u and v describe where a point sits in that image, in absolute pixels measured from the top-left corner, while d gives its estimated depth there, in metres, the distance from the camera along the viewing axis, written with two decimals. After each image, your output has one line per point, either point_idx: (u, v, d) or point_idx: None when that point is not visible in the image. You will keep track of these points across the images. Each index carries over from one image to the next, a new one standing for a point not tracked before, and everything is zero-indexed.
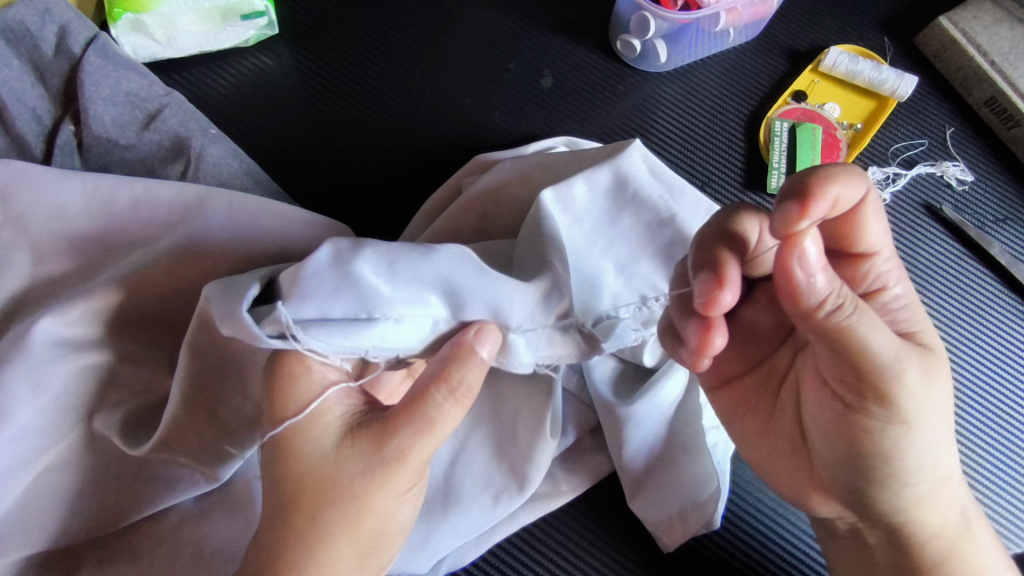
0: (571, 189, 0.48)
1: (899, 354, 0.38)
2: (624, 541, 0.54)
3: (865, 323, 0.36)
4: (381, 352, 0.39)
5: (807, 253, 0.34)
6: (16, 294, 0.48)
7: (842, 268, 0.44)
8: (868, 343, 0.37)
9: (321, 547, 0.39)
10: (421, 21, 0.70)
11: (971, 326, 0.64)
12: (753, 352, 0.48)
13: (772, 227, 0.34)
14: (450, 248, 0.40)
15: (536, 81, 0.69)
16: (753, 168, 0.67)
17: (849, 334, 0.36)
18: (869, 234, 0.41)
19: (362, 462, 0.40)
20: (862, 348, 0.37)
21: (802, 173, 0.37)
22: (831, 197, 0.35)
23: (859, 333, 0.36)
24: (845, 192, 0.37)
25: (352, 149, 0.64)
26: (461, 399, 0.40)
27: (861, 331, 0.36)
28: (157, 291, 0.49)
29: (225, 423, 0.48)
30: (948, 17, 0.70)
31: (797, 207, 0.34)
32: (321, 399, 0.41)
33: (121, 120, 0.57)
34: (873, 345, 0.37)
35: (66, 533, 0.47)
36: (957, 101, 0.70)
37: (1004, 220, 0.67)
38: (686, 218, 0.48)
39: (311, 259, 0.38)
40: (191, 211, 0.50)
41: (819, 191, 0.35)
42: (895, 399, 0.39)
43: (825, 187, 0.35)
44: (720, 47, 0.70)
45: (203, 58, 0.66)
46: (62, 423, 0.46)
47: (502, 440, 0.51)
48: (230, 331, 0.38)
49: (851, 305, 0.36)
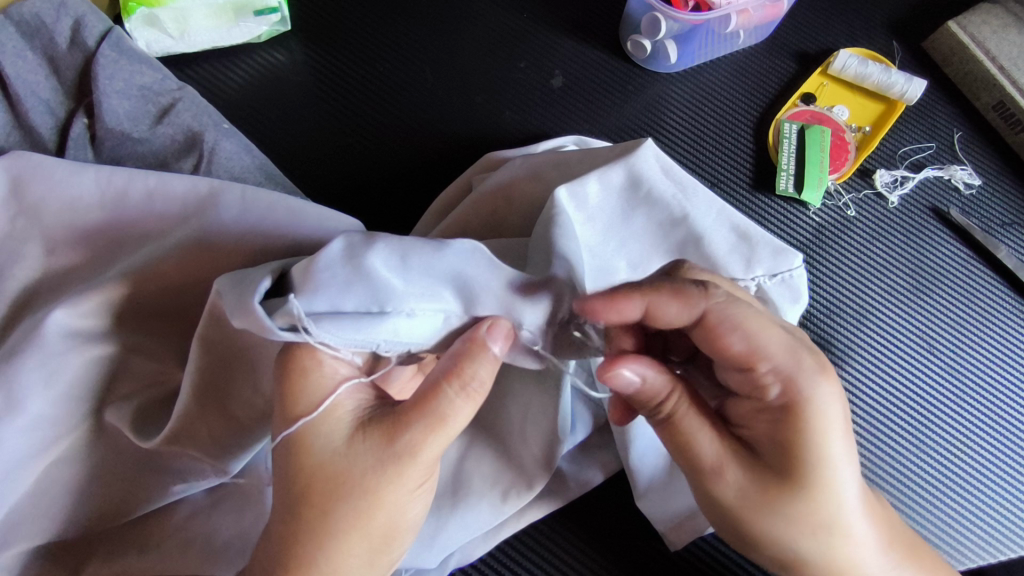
0: (584, 186, 0.47)
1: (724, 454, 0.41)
2: (628, 538, 0.55)
3: (687, 428, 0.41)
4: (392, 346, 0.39)
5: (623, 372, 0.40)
6: (28, 285, 0.49)
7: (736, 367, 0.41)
8: (693, 446, 0.41)
9: (331, 541, 0.40)
10: (432, 19, 0.70)
11: (977, 330, 0.64)
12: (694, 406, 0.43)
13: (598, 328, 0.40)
14: (463, 242, 0.40)
15: (547, 80, 0.69)
16: (761, 169, 0.67)
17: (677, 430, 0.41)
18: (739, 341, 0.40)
19: (374, 456, 0.40)
20: (686, 448, 0.41)
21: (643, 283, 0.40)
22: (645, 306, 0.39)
23: (683, 434, 0.41)
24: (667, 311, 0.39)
25: (362, 146, 0.65)
26: (473, 394, 0.41)
27: (686, 434, 0.41)
28: (168, 283, 0.49)
29: (236, 416, 0.48)
30: (957, 21, 0.70)
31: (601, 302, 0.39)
32: (334, 397, 0.41)
33: (135, 114, 0.58)
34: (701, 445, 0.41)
35: (77, 523, 0.47)
36: (965, 106, 0.71)
37: (1010, 224, 0.68)
38: (698, 218, 0.48)
39: (324, 251, 0.38)
40: (205, 204, 0.50)
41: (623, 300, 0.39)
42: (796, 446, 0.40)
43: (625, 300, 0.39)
44: (730, 48, 0.71)
45: (216, 54, 0.66)
46: (75, 413, 0.47)
47: (512, 436, 0.51)
48: (242, 324, 0.38)
49: (677, 412, 0.41)
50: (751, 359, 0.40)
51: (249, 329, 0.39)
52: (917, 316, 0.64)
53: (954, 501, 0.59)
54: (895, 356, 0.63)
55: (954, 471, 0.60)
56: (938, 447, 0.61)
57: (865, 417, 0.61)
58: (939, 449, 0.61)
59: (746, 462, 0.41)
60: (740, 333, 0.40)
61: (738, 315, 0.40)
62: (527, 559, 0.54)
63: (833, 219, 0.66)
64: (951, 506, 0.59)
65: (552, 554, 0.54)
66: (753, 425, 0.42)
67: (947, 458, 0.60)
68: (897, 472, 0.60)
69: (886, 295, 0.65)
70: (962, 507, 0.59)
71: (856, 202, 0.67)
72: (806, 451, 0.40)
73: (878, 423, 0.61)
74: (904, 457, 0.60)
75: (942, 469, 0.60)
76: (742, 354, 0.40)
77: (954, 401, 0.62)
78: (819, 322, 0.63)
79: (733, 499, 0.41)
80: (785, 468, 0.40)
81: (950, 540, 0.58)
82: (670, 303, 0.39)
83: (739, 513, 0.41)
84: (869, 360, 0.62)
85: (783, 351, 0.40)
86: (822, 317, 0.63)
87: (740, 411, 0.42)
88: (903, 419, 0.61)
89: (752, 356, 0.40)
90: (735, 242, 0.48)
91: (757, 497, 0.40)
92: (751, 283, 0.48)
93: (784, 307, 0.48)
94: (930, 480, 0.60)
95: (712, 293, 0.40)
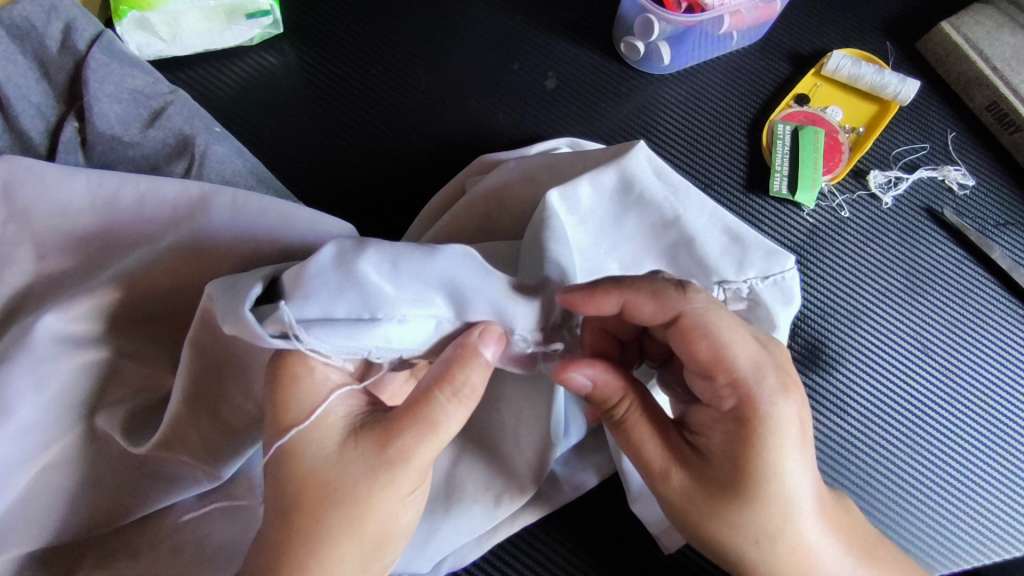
0: (577, 189, 0.47)
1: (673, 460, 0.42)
2: (619, 540, 0.55)
3: (633, 434, 0.43)
4: (383, 353, 0.39)
5: (575, 379, 0.41)
6: (18, 291, 0.48)
7: (703, 385, 0.41)
8: (637, 449, 0.43)
9: (321, 548, 0.39)
10: (425, 21, 0.70)
11: (973, 330, 0.64)
12: (653, 413, 0.44)
13: (572, 297, 0.39)
14: (455, 248, 0.40)
15: (540, 81, 0.69)
16: (755, 171, 0.67)
17: (627, 430, 0.43)
18: (706, 352, 0.40)
19: (366, 463, 0.40)
20: (631, 447, 0.44)
21: (640, 279, 0.40)
22: (618, 303, 0.40)
23: (629, 436, 0.44)
24: (645, 305, 0.40)
25: (355, 149, 0.64)
26: (465, 400, 0.40)
27: (632, 434, 0.43)
28: (159, 288, 0.49)
29: (226, 422, 0.47)
30: (951, 22, 0.70)
31: (586, 292, 0.39)
32: (326, 404, 0.40)
33: (125, 117, 0.57)
34: (644, 447, 0.43)
35: (68, 529, 0.47)
36: (959, 107, 0.71)
37: (1005, 225, 0.67)
38: (691, 220, 0.47)
39: (314, 258, 0.38)
40: (195, 208, 0.50)
41: (606, 296, 0.39)
42: (759, 461, 0.40)
43: (605, 297, 0.39)
44: (723, 50, 0.71)
45: (208, 57, 0.66)
46: (64, 420, 0.46)
47: (504, 439, 0.50)
48: (232, 331, 0.37)
49: (626, 416, 0.43)
50: (713, 368, 0.40)
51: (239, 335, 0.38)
52: (912, 317, 0.64)
53: (950, 502, 0.59)
54: (889, 357, 0.63)
55: (950, 471, 0.60)
56: (933, 447, 0.61)
57: (859, 418, 0.61)
58: (934, 449, 0.61)
59: (703, 477, 0.41)
60: (710, 340, 0.39)
61: (715, 326, 0.39)
62: (526, 556, 0.54)
63: (827, 220, 0.66)
64: (946, 508, 0.59)
65: (544, 557, 0.54)
66: (712, 435, 0.42)
67: (942, 459, 0.60)
68: (893, 474, 0.60)
69: (881, 296, 0.65)
70: (957, 509, 0.59)
71: (850, 203, 0.67)
72: (759, 466, 0.40)
73: (873, 424, 0.61)
74: (899, 457, 0.60)
75: (938, 471, 0.60)
76: (708, 360, 0.40)
77: (949, 402, 0.62)
78: (813, 323, 0.63)
79: (701, 515, 0.41)
80: (749, 486, 0.40)
81: (944, 541, 0.58)
82: (646, 302, 0.40)
83: (701, 524, 0.42)
84: (862, 361, 0.62)
85: (746, 360, 0.40)
86: (816, 319, 0.63)
87: (704, 425, 0.42)
88: (900, 420, 0.61)
89: (716, 362, 0.40)
90: (727, 243, 0.47)
91: (742, 501, 0.40)
92: (743, 285, 0.47)
93: (776, 308, 0.47)
94: (926, 482, 0.60)
95: (692, 298, 0.40)
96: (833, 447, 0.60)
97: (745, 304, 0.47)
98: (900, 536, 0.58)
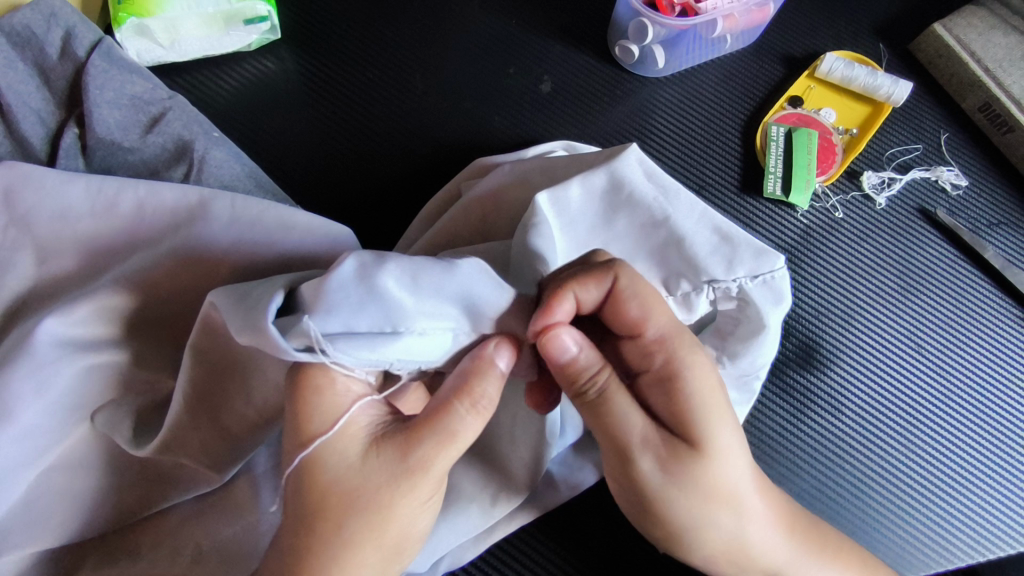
0: (566, 192, 0.48)
1: (653, 437, 0.41)
2: (615, 541, 0.55)
3: (616, 405, 0.40)
4: (404, 364, 0.39)
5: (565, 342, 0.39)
6: (20, 295, 0.49)
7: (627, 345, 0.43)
8: (621, 428, 0.41)
9: (320, 546, 0.40)
10: (421, 26, 0.70)
11: (965, 330, 0.65)
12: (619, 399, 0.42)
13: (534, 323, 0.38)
14: (471, 261, 0.39)
15: (536, 85, 0.69)
16: (750, 173, 0.68)
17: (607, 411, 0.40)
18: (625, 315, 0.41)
19: (388, 471, 0.40)
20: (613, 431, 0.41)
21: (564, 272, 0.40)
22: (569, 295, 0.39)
23: (611, 413, 0.41)
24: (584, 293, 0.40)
25: (352, 152, 0.65)
26: (482, 411, 0.41)
27: (614, 412, 0.40)
28: (158, 291, 0.49)
29: (227, 425, 0.48)
30: (943, 24, 0.71)
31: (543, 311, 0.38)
32: (348, 414, 0.41)
33: (125, 123, 0.58)
34: (626, 422, 0.41)
35: (68, 532, 0.47)
36: (952, 107, 0.71)
37: (998, 225, 0.68)
38: (680, 219, 0.48)
39: (334, 272, 0.37)
40: (194, 213, 0.50)
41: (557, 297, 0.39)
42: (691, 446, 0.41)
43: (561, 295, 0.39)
44: (717, 53, 0.71)
45: (206, 63, 0.67)
46: (66, 423, 0.47)
47: (500, 441, 0.51)
48: (249, 341, 0.38)
49: (605, 391, 0.40)
50: (638, 328, 0.41)
51: (256, 345, 0.39)
52: (905, 316, 0.65)
53: (945, 501, 0.60)
54: (883, 357, 0.63)
55: (943, 471, 0.61)
56: (928, 447, 0.61)
57: (854, 417, 0.61)
58: (928, 448, 0.61)
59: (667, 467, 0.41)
60: (638, 301, 0.40)
61: (642, 286, 0.40)
62: (524, 556, 0.55)
63: (821, 221, 0.67)
64: (941, 506, 0.60)
65: (543, 557, 0.55)
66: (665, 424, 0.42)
67: (936, 458, 0.61)
68: (887, 473, 0.60)
69: (875, 295, 0.65)
70: (951, 507, 0.60)
71: (844, 204, 0.68)
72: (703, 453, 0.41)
73: (867, 424, 0.61)
74: (894, 458, 0.60)
75: (932, 470, 0.61)
76: (636, 322, 0.41)
77: (942, 401, 0.63)
78: (806, 324, 0.63)
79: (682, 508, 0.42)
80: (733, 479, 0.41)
81: (939, 540, 0.59)
82: (588, 288, 0.40)
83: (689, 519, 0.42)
84: (857, 361, 0.63)
85: (667, 319, 0.41)
86: (810, 319, 0.64)
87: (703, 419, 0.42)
88: (892, 419, 0.62)
89: (640, 323, 0.41)
90: (717, 242, 0.47)
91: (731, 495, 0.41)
92: (732, 284, 0.47)
93: (765, 308, 0.47)
94: (919, 480, 0.60)
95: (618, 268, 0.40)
96: (828, 448, 0.60)
97: (734, 303, 0.48)
98: (895, 535, 0.58)
